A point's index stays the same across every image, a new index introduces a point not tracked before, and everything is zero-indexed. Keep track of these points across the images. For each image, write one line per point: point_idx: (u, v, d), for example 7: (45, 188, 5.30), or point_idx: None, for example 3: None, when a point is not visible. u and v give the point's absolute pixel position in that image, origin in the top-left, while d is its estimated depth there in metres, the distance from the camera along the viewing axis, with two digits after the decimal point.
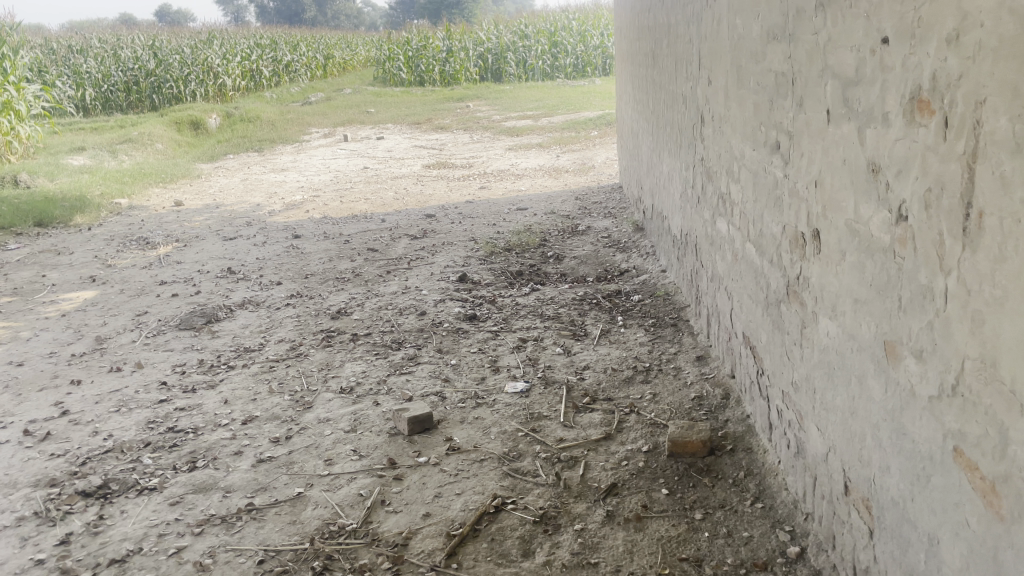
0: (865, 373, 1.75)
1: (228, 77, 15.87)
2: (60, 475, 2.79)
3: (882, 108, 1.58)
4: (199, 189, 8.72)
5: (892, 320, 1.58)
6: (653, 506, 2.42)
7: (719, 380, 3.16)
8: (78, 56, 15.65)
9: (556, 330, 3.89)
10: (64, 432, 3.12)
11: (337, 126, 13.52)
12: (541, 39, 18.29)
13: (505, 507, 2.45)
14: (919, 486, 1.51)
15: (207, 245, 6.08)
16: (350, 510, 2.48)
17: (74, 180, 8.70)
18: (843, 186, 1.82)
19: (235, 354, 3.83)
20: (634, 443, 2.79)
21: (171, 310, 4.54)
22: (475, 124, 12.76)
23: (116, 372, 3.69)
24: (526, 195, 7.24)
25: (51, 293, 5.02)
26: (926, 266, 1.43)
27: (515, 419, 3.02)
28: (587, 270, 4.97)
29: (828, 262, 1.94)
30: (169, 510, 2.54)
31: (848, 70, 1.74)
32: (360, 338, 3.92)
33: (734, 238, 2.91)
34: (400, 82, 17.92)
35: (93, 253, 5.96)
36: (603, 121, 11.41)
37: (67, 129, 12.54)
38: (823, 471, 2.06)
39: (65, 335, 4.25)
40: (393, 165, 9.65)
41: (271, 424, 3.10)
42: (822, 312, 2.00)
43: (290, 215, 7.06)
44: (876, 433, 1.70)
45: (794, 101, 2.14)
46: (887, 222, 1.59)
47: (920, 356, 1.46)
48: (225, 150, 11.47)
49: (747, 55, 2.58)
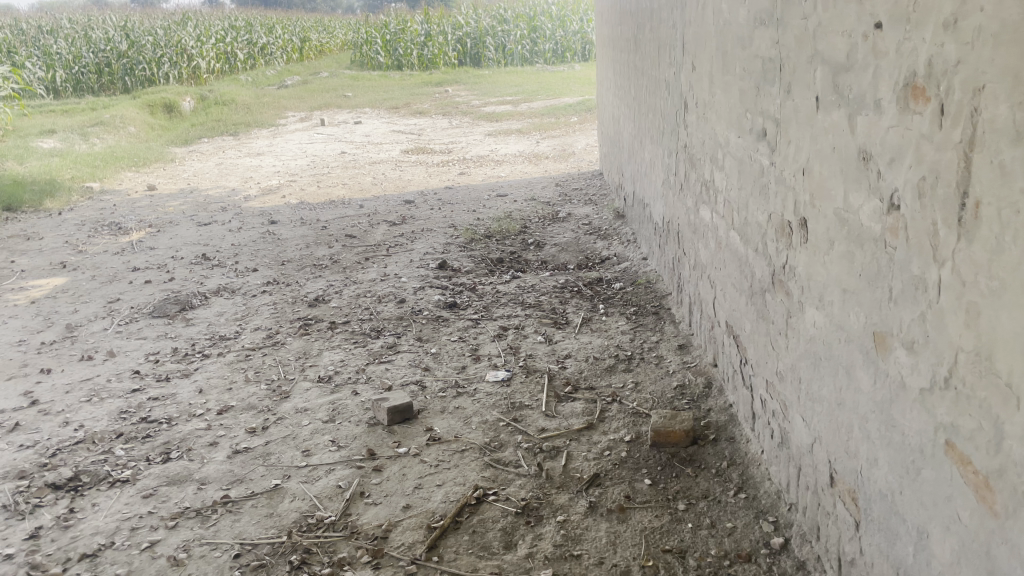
0: (852, 363, 1.72)
1: (202, 60, 15.61)
2: (29, 466, 2.71)
3: (875, 95, 1.55)
4: (173, 173, 8.57)
5: (882, 310, 1.56)
6: (636, 497, 2.39)
7: (702, 368, 3.14)
8: (48, 36, 15.33)
9: (537, 318, 3.85)
10: (34, 422, 3.04)
11: (313, 110, 13.35)
12: (520, 24, 18.21)
13: (486, 498, 2.42)
14: (908, 479, 1.49)
15: (181, 231, 5.97)
16: (328, 502, 2.44)
17: (44, 163, 8.52)
18: (833, 175, 1.79)
19: (210, 342, 3.75)
20: (616, 432, 2.76)
21: (144, 297, 4.45)
22: (454, 109, 12.66)
23: (87, 360, 3.60)
24: (506, 182, 7.19)
25: (21, 279, 4.90)
26: (919, 257, 1.40)
27: (496, 408, 2.98)
28: (567, 257, 4.93)
29: (816, 252, 1.91)
30: (142, 503, 2.48)
31: (839, 56, 1.71)
32: (339, 326, 3.86)
33: (718, 226, 2.88)
34: (378, 66, 17.74)
35: (64, 238, 5.83)
36: (583, 107, 11.37)
37: (36, 111, 12.29)
38: (808, 462, 2.04)
39: (34, 322, 4.15)
40: (371, 150, 9.56)
41: (247, 414, 3.04)
42: (809, 302, 1.98)
43: (267, 201, 6.95)
44: (864, 424, 1.68)
45: (781, 87, 2.11)
46: (878, 211, 1.56)
47: (912, 348, 1.44)
48: (200, 133, 11.29)
49: (733, 41, 2.55)
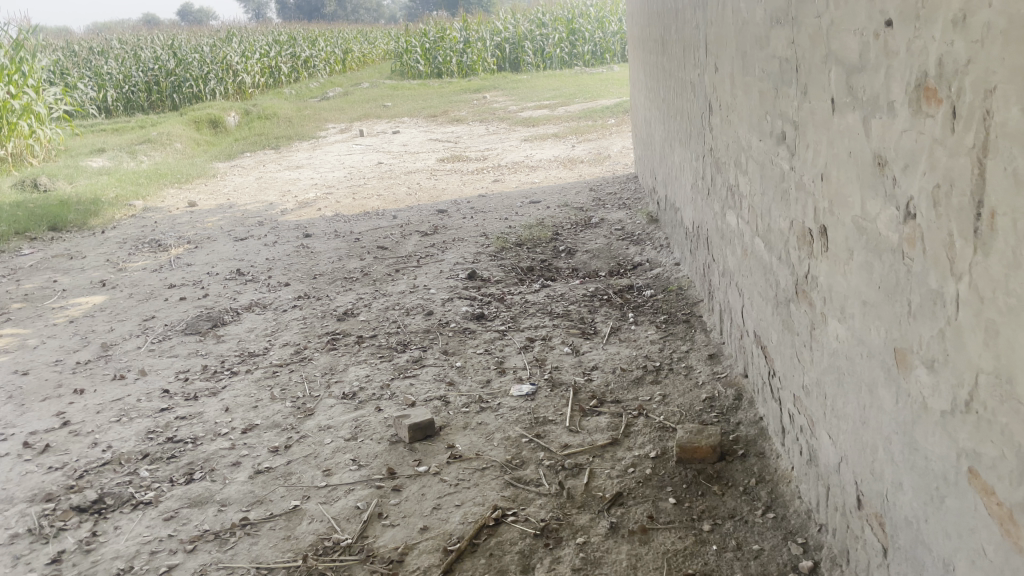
0: (875, 381, 1.62)
1: (247, 74, 15.85)
2: (56, 489, 2.74)
3: (888, 96, 1.46)
4: (214, 189, 8.69)
5: (902, 326, 1.46)
6: (660, 517, 2.31)
7: (732, 379, 3.04)
8: (99, 57, 15.73)
9: (565, 328, 3.79)
10: (64, 443, 3.08)
11: (353, 121, 13.46)
12: (558, 27, 18.17)
13: (505, 519, 2.36)
14: (934, 507, 1.39)
15: (218, 246, 6.04)
16: (346, 524, 2.41)
17: (91, 183, 8.70)
18: (849, 180, 1.69)
19: (239, 359, 3.77)
20: (641, 448, 2.68)
21: (178, 314, 4.49)
22: (491, 115, 12.64)
23: (119, 380, 3.64)
24: (540, 188, 7.14)
25: (62, 299, 4.99)
26: (936, 270, 1.31)
27: (519, 424, 2.93)
28: (599, 264, 4.86)
29: (836, 261, 1.81)
30: (162, 526, 2.48)
31: (852, 56, 1.62)
32: (366, 341, 3.85)
33: (744, 232, 2.78)
34: (417, 74, 17.81)
35: (105, 256, 5.94)
36: (621, 108, 11.26)
37: (87, 131, 12.58)
38: (836, 482, 1.94)
39: (72, 342, 4.22)
40: (408, 159, 9.59)
41: (271, 433, 3.03)
42: (831, 313, 1.88)
43: (303, 214, 7.00)
44: (887, 445, 1.58)
45: (798, 89, 2.01)
46: (895, 220, 1.46)
47: (932, 367, 1.35)
48: (243, 148, 11.45)
49: (752, 41, 2.45)
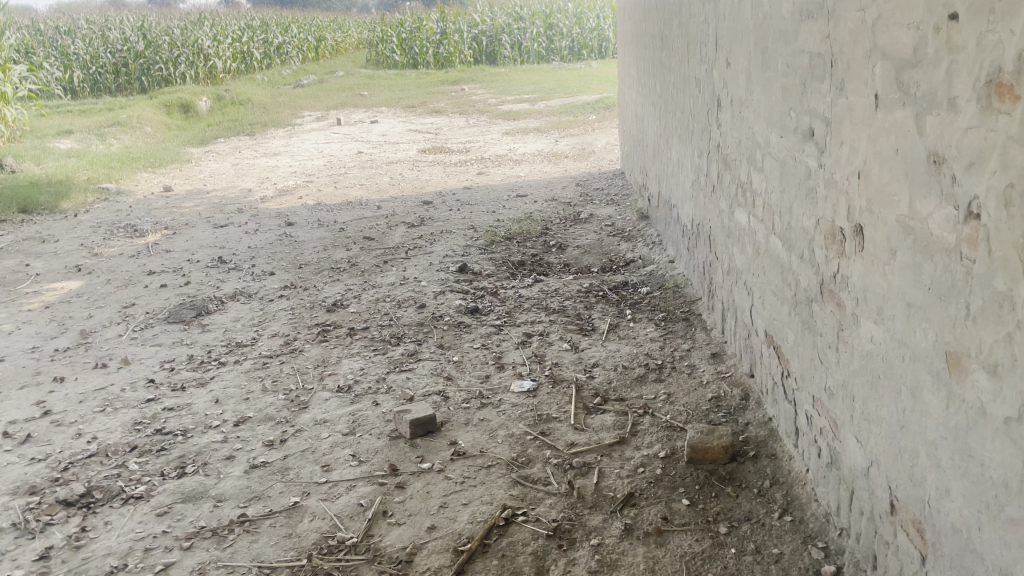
0: (919, 385, 1.59)
1: (219, 59, 15.52)
2: (40, 482, 2.62)
3: (949, 93, 1.42)
4: (188, 174, 8.49)
5: (958, 328, 1.42)
6: (675, 519, 2.27)
7: (737, 379, 3.01)
8: (66, 37, 15.32)
9: (562, 324, 3.74)
10: (46, 434, 2.95)
11: (329, 109, 13.26)
12: (537, 21, 18.06)
13: (516, 518, 2.30)
14: (989, 517, 1.35)
15: (197, 233, 5.88)
16: (350, 522, 2.32)
17: (60, 164, 8.45)
18: (895, 179, 1.65)
19: (227, 349, 3.65)
20: (650, 447, 2.64)
21: (160, 302, 4.35)
22: (471, 108, 12.53)
23: (101, 369, 3.51)
24: (525, 182, 7.07)
25: (35, 283, 4.82)
26: (1005, 272, 1.27)
27: (522, 421, 2.86)
28: (591, 259, 4.82)
29: (873, 261, 1.78)
30: (156, 522, 2.38)
31: (903, 51, 1.58)
32: (358, 333, 3.75)
33: (756, 230, 2.75)
34: (393, 65, 17.63)
35: (79, 240, 5.76)
36: (602, 104, 11.21)
37: (54, 112, 12.24)
38: (864, 486, 1.91)
39: (48, 328, 4.06)
40: (388, 149, 9.46)
41: (264, 426, 2.93)
42: (865, 314, 1.84)
43: (283, 202, 6.86)
44: (932, 451, 1.54)
45: (833, 84, 1.97)
46: (952, 220, 1.42)
47: (995, 372, 1.31)
48: (216, 133, 11.22)
49: (775, 35, 2.41)
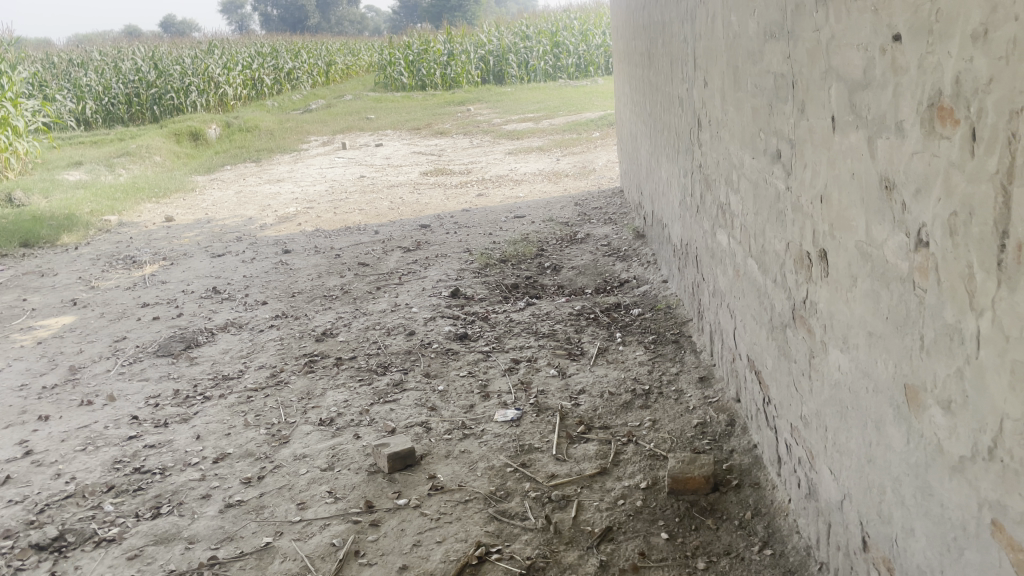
0: (883, 418, 1.52)
1: (229, 87, 15.66)
2: (14, 525, 2.59)
3: (896, 115, 1.36)
4: (192, 203, 8.52)
5: (914, 361, 1.36)
6: (653, 554, 2.20)
7: (724, 405, 2.94)
8: (78, 69, 15.49)
9: (550, 349, 3.69)
10: (26, 475, 2.93)
11: (336, 134, 13.31)
12: (542, 39, 18.09)
13: (489, 557, 2.24)
14: (950, 558, 1.29)
15: (195, 263, 5.88)
16: (321, 563, 2.28)
17: (67, 196, 8.49)
18: (853, 203, 1.59)
19: (213, 383, 3.63)
20: (631, 478, 2.57)
21: (151, 335, 4.34)
22: (475, 128, 12.54)
23: (86, 406, 3.49)
24: (524, 203, 7.03)
25: (29, 319, 4.83)
26: (953, 302, 1.21)
27: (503, 452, 2.81)
28: (585, 280, 4.77)
29: (838, 287, 1.72)
30: (126, 566, 2.34)
31: (855, 72, 1.52)
32: (345, 363, 3.72)
33: (735, 252, 2.69)
34: (401, 87, 17.69)
35: (78, 274, 5.77)
36: (605, 121, 11.18)
37: (66, 143, 12.33)
38: (838, 519, 1.84)
39: (38, 365, 4.06)
40: (391, 173, 9.48)
41: (243, 462, 2.89)
42: (832, 342, 1.78)
43: (283, 229, 6.86)
44: (896, 487, 1.48)
45: (795, 106, 1.92)
46: (905, 248, 1.37)
47: (949, 408, 1.25)
48: (224, 161, 11.27)
49: (744, 55, 2.36)
